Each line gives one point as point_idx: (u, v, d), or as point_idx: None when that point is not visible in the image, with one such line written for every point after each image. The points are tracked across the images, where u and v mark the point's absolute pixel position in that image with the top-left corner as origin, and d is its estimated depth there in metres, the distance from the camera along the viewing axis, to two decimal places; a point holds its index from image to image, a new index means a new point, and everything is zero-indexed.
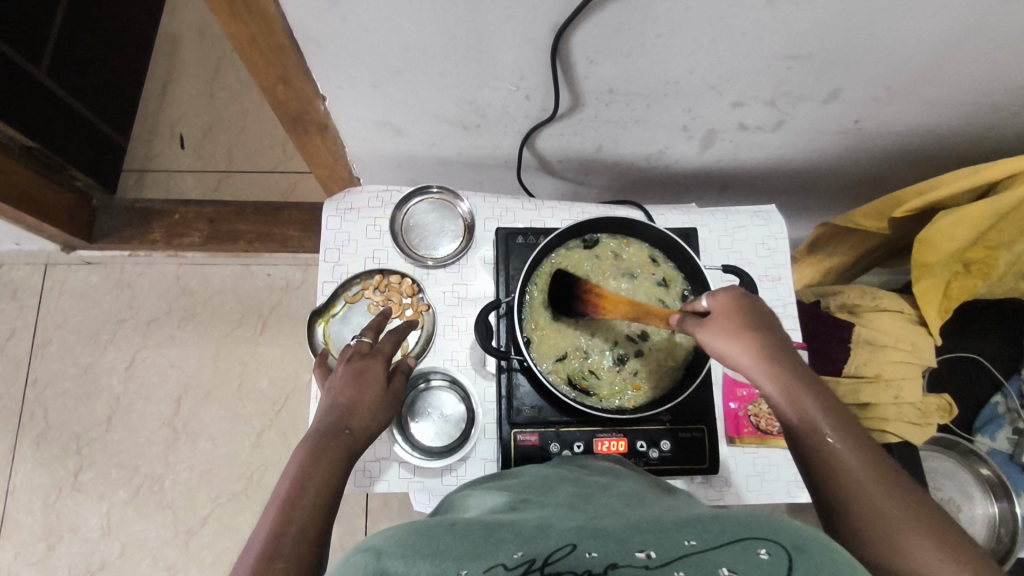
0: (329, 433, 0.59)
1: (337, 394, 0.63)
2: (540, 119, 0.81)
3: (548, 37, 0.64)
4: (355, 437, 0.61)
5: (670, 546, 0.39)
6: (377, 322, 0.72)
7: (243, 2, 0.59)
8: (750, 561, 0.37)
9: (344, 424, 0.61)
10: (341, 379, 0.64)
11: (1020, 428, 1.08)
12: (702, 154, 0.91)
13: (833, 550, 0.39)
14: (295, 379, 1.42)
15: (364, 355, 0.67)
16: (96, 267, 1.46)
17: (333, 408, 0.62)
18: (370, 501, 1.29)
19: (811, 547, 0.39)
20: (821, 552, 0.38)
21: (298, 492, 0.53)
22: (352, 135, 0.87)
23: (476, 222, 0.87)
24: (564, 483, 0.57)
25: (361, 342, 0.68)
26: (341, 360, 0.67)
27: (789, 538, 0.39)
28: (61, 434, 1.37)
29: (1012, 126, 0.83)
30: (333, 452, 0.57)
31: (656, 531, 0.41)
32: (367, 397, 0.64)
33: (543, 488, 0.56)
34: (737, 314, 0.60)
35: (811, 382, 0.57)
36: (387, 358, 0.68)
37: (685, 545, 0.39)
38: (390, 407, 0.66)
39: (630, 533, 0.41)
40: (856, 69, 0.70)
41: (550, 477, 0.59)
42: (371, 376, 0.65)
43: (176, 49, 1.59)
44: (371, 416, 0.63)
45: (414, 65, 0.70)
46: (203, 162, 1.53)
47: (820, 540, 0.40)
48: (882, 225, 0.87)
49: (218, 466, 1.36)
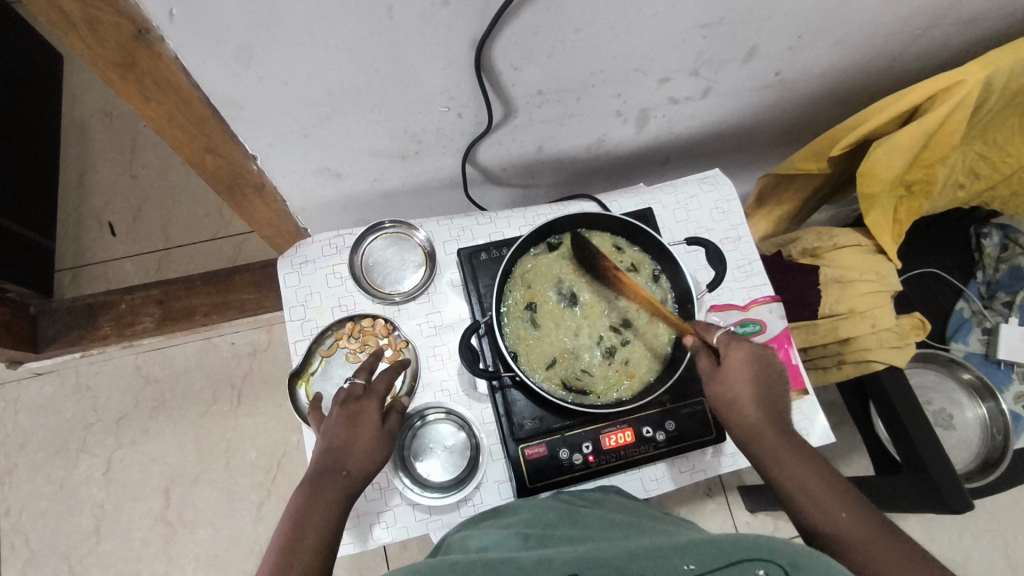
0: (324, 475, 0.59)
1: (333, 436, 0.62)
2: (476, 134, 0.80)
3: (468, 54, 0.64)
4: (352, 477, 0.61)
5: (670, 572, 0.46)
6: (370, 362, 0.70)
7: (152, 82, 0.58)
8: None
9: (340, 465, 0.61)
10: (334, 421, 0.63)
11: (989, 327, 1.14)
12: (640, 134, 0.92)
13: (824, 562, 0.46)
14: (285, 443, 1.38)
15: (358, 398, 0.66)
16: (49, 376, 1.39)
17: (328, 450, 0.61)
18: (388, 546, 1.26)
19: (802, 563, 0.45)
20: (811, 565, 0.45)
21: (297, 535, 0.56)
22: (290, 188, 0.85)
23: (436, 248, 0.86)
24: (562, 518, 0.62)
25: (353, 386, 0.66)
26: (334, 403, 0.65)
27: (785, 555, 0.46)
28: (49, 558, 1.29)
29: (923, 48, 0.86)
30: (330, 498, 0.59)
31: (656, 556, 0.48)
32: (361, 438, 0.63)
33: (544, 525, 0.60)
34: (750, 364, 0.64)
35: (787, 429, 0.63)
36: (381, 399, 0.66)
37: (685, 570, 0.46)
38: (388, 445, 0.64)
39: (628, 560, 0.48)
40: (768, 24, 0.72)
41: (547, 509, 0.64)
42: (366, 418, 0.64)
43: (85, 135, 1.53)
44: (370, 457, 0.62)
45: (342, 107, 0.68)
46: (139, 245, 1.47)
47: (807, 549, 0.47)
48: (823, 165, 0.90)
49: (224, 550, 1.31)
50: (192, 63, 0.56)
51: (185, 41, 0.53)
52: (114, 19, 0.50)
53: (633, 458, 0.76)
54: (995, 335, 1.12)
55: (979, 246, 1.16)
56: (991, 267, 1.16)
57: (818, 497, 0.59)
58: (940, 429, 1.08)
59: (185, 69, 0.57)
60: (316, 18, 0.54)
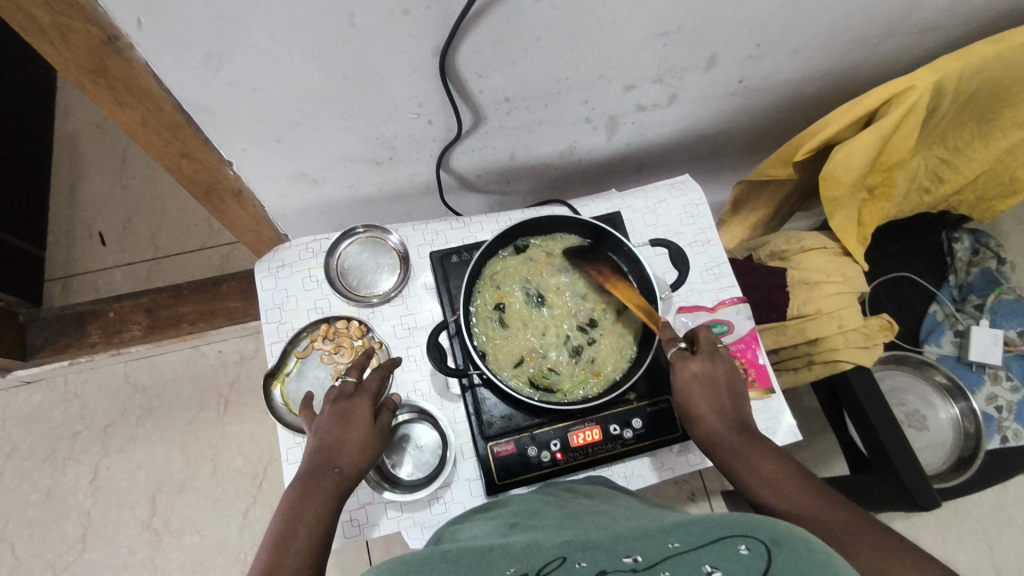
0: (318, 472, 0.61)
1: (325, 434, 0.64)
2: (447, 140, 0.83)
3: (433, 61, 0.66)
4: (345, 474, 0.62)
5: (655, 551, 0.46)
6: (360, 360, 0.72)
7: (126, 87, 0.60)
8: (731, 557, 0.43)
9: (333, 463, 0.62)
10: (325, 420, 0.65)
11: (961, 330, 1.16)
12: (611, 141, 0.95)
13: (806, 537, 0.45)
14: (271, 450, 1.39)
15: (349, 396, 0.68)
16: (37, 385, 1.41)
17: (321, 448, 0.63)
18: (372, 551, 1.26)
19: (786, 538, 0.44)
20: (795, 541, 0.44)
21: (290, 533, 0.56)
22: (268, 194, 0.87)
23: (410, 251, 0.88)
24: (549, 507, 0.63)
25: (345, 384, 0.69)
26: (327, 401, 0.67)
27: (765, 531, 0.45)
28: (34, 566, 1.30)
29: (882, 56, 0.89)
30: (324, 493, 0.60)
31: (644, 538, 0.48)
32: (353, 437, 0.64)
33: (530, 513, 0.62)
34: (707, 371, 0.68)
35: (752, 438, 0.64)
36: (372, 396, 0.68)
37: (670, 547, 0.46)
38: (379, 442, 0.66)
39: (617, 542, 0.48)
40: (725, 33, 0.75)
41: (536, 501, 0.65)
42: (358, 415, 0.66)
43: (77, 149, 1.56)
44: (361, 453, 0.64)
45: (314, 113, 0.71)
46: (129, 255, 1.49)
47: (791, 527, 0.46)
48: (789, 170, 0.93)
49: (209, 556, 1.31)
50: (162, 69, 0.58)
51: (155, 47, 0.55)
52: (85, 26, 0.53)
53: (600, 455, 0.77)
54: (967, 338, 1.14)
55: (952, 250, 1.18)
56: (962, 270, 1.18)
57: (785, 494, 0.58)
58: (914, 429, 1.09)
59: (157, 75, 0.59)
60: (281, 26, 0.56)
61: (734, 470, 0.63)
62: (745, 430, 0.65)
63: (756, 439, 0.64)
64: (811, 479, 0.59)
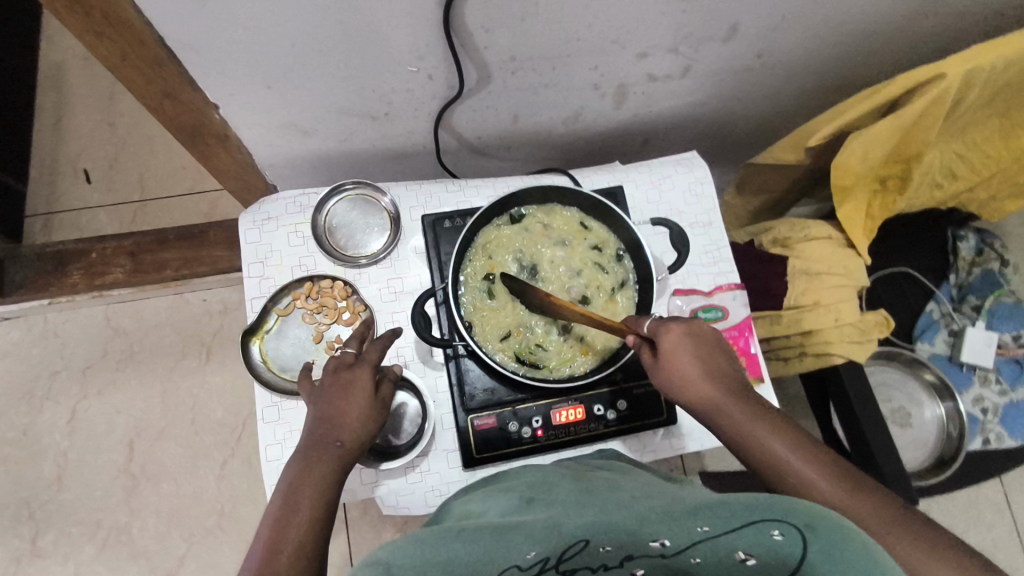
0: (318, 446, 0.59)
1: (324, 407, 0.62)
2: (448, 98, 0.79)
3: (437, 12, 0.62)
4: (348, 448, 0.61)
5: (683, 534, 0.43)
6: (360, 333, 0.71)
7: (104, 18, 0.56)
8: (767, 543, 0.40)
9: (335, 435, 0.60)
10: (324, 392, 0.63)
11: (955, 330, 1.16)
12: (619, 110, 0.91)
13: (842, 524, 0.42)
14: (251, 403, 1.37)
15: (349, 366, 0.66)
16: (16, 322, 1.38)
17: (321, 419, 0.61)
18: (349, 510, 1.27)
19: (821, 522, 0.41)
20: (831, 526, 0.41)
21: (291, 510, 0.55)
22: (256, 141, 0.83)
23: (401, 213, 0.84)
24: (564, 480, 0.61)
25: (345, 355, 0.67)
26: (327, 371, 0.65)
27: (800, 515, 0.42)
28: (10, 502, 1.30)
29: (909, 39, 0.84)
30: (325, 466, 0.58)
31: (666, 517, 0.44)
32: (355, 408, 0.62)
33: (546, 488, 0.59)
34: (697, 342, 0.63)
35: (758, 414, 0.60)
36: (373, 367, 0.66)
37: (698, 531, 0.42)
38: (381, 415, 0.64)
39: (640, 522, 0.44)
40: (747, 3, 0.71)
41: (551, 474, 0.63)
42: (358, 386, 0.64)
43: (62, 80, 1.49)
44: (362, 426, 0.62)
45: (307, 59, 0.66)
46: (114, 195, 1.44)
47: (821, 507, 0.43)
48: (799, 155, 0.90)
49: (186, 504, 1.31)
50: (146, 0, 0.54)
51: None
52: None
53: (581, 435, 0.76)
54: (961, 338, 1.15)
55: (956, 248, 1.16)
56: (963, 269, 1.16)
57: (797, 476, 0.55)
58: (897, 426, 1.09)
59: (136, 5, 0.55)
60: None
61: (742, 450, 0.60)
62: (753, 405, 0.61)
63: (762, 414, 0.60)
64: (821, 455, 0.56)
